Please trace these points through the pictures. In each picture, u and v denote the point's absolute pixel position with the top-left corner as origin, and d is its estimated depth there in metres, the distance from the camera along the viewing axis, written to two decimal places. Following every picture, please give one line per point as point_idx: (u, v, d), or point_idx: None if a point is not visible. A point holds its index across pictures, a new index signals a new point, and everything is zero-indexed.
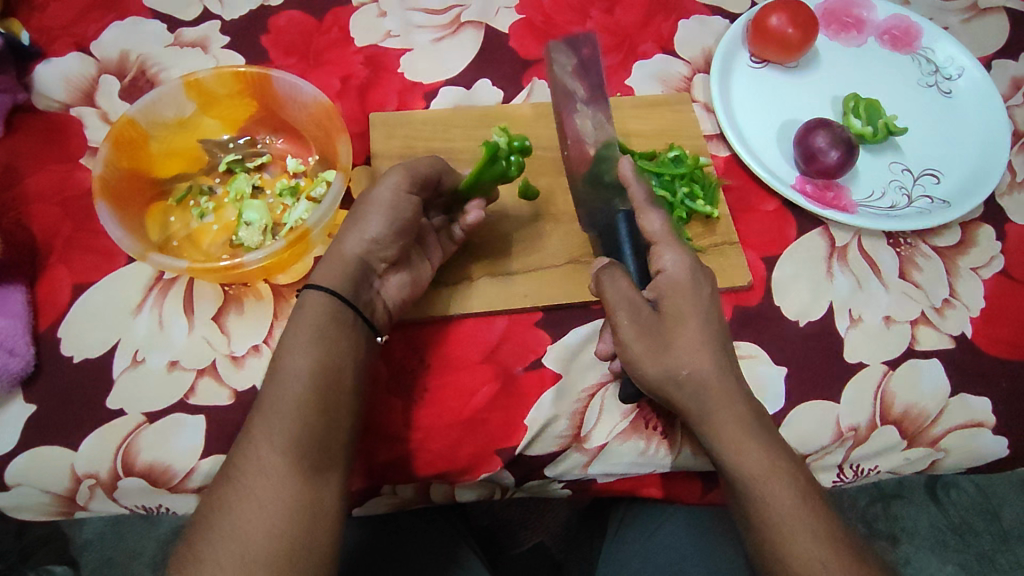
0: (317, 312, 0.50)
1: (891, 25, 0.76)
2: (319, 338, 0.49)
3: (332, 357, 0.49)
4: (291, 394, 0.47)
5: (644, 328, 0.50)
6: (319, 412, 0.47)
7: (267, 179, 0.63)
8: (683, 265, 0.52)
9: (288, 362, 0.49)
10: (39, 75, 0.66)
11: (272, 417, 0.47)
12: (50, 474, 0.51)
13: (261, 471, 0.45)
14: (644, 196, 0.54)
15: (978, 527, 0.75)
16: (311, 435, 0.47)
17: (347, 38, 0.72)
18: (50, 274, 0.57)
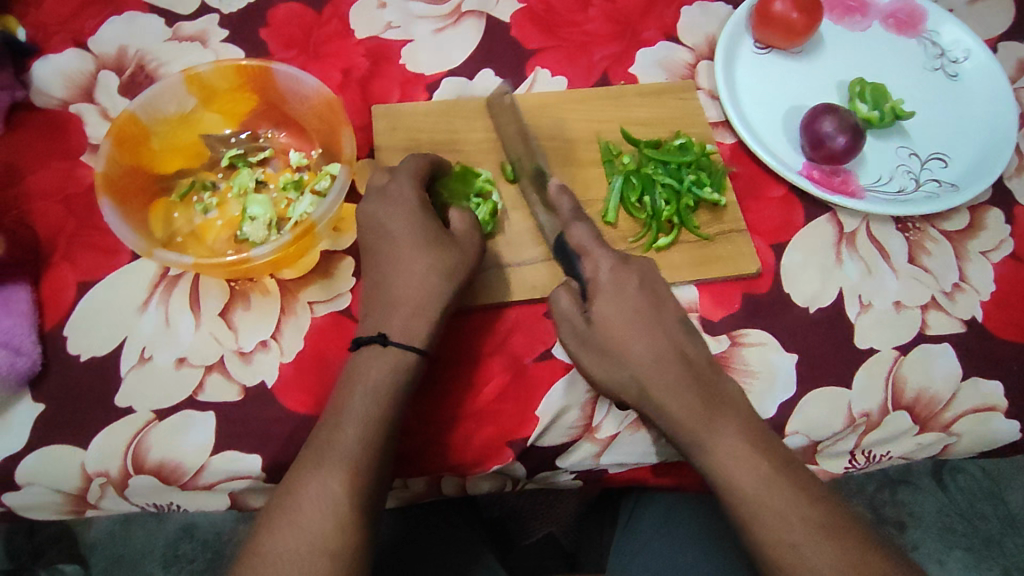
0: (368, 364, 0.49)
1: (896, 8, 0.76)
2: (373, 391, 0.48)
3: (386, 414, 0.48)
4: (345, 448, 0.46)
5: (584, 341, 0.53)
6: (372, 467, 0.46)
7: (270, 174, 0.62)
8: (612, 266, 0.54)
9: (340, 418, 0.48)
10: (37, 72, 0.65)
11: (320, 470, 0.45)
12: (59, 473, 0.51)
13: (304, 527, 0.43)
14: (569, 210, 0.56)
15: (985, 511, 0.75)
16: (360, 490, 0.45)
17: (347, 30, 0.71)
18: (55, 273, 0.57)
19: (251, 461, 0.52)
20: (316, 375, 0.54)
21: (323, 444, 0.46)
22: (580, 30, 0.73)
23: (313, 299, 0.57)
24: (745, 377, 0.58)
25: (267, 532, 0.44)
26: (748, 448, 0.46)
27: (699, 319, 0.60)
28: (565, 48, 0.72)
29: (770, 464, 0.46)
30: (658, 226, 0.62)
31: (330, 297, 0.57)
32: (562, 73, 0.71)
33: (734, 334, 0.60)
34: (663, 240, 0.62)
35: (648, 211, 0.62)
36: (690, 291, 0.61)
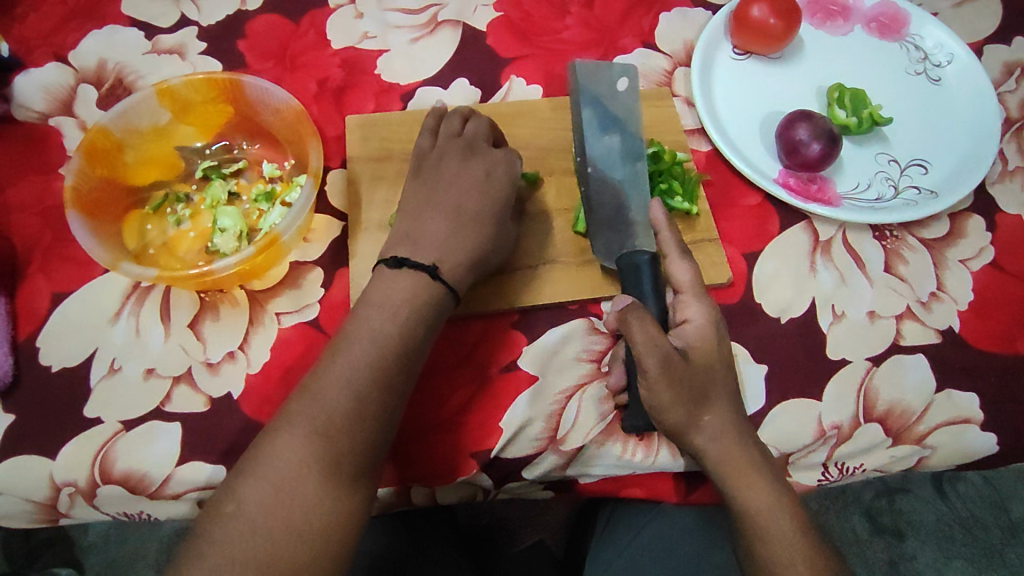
0: (399, 280, 0.51)
1: (878, 12, 0.75)
2: (400, 304, 0.50)
3: (414, 328, 0.50)
4: (368, 350, 0.48)
5: (675, 373, 0.49)
6: (393, 375, 0.48)
7: (243, 185, 0.63)
8: (708, 318, 0.53)
9: (367, 324, 0.49)
10: (19, 87, 0.67)
11: (343, 371, 0.47)
12: (28, 483, 0.51)
13: (322, 418, 0.45)
14: (676, 246, 0.56)
15: (988, 520, 0.73)
16: (378, 391, 0.47)
17: (324, 41, 0.71)
18: (29, 285, 0.58)
19: (217, 471, 0.52)
20: (281, 387, 0.55)
21: (349, 347, 0.48)
22: (556, 38, 0.73)
23: (281, 310, 0.58)
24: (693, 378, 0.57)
25: (285, 422, 0.45)
26: (754, 474, 0.49)
27: None
28: (541, 56, 0.72)
29: (767, 489, 0.49)
30: None
31: (298, 309, 0.58)
32: (538, 81, 0.71)
33: None
34: None
35: None
36: None
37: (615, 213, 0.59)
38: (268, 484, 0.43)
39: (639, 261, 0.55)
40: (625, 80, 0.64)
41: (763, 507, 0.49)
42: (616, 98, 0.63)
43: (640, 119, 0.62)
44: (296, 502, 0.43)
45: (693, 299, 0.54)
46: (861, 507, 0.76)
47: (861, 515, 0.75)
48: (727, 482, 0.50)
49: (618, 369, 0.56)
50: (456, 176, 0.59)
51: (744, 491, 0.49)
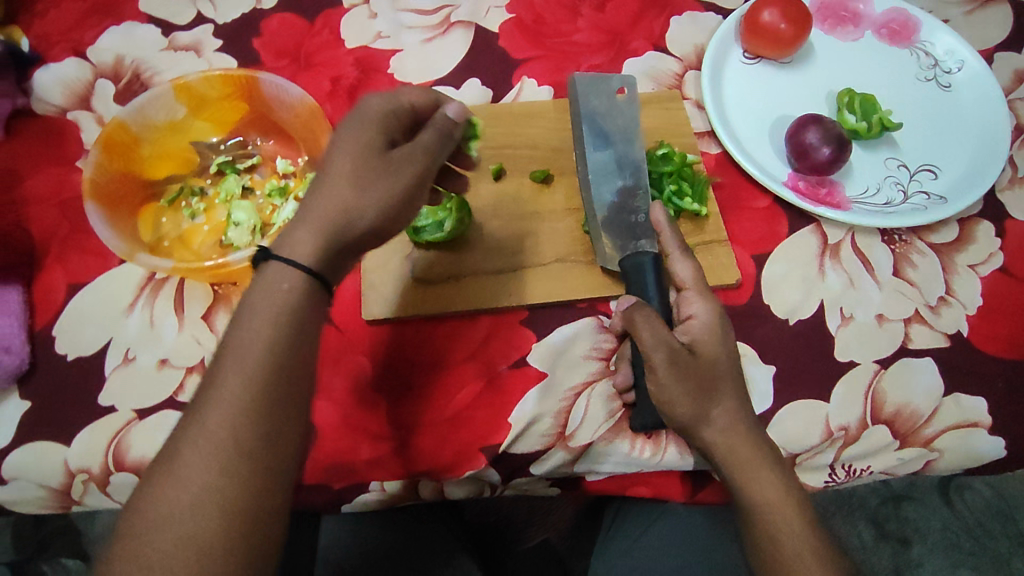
0: (260, 286, 0.41)
1: (888, 19, 0.75)
2: (264, 317, 0.40)
3: (286, 344, 0.40)
4: (233, 384, 0.38)
5: (682, 368, 0.49)
6: (270, 409, 0.39)
7: (257, 180, 0.64)
8: (712, 314, 0.53)
9: (228, 350, 0.39)
10: (38, 81, 0.68)
11: (210, 415, 0.38)
12: (43, 470, 0.52)
13: (192, 479, 0.37)
14: (678, 244, 0.57)
15: None
16: (258, 432, 0.38)
17: (338, 40, 0.72)
18: (47, 275, 0.59)
19: None
20: None
21: (214, 384, 0.39)
22: (568, 40, 0.74)
23: None
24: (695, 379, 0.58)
25: (151, 487, 0.38)
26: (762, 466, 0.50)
27: None
28: (552, 58, 0.73)
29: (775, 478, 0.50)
30: None
31: None
32: (549, 83, 0.72)
33: None
34: None
35: None
36: None
37: (620, 216, 0.60)
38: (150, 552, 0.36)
39: (642, 262, 0.56)
40: (625, 85, 0.64)
41: (769, 497, 0.49)
42: (616, 107, 0.64)
43: (638, 121, 0.63)
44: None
45: (697, 296, 0.54)
46: None
47: None
48: (734, 472, 0.50)
49: (625, 368, 0.57)
50: (328, 141, 0.46)
51: (752, 485, 0.49)
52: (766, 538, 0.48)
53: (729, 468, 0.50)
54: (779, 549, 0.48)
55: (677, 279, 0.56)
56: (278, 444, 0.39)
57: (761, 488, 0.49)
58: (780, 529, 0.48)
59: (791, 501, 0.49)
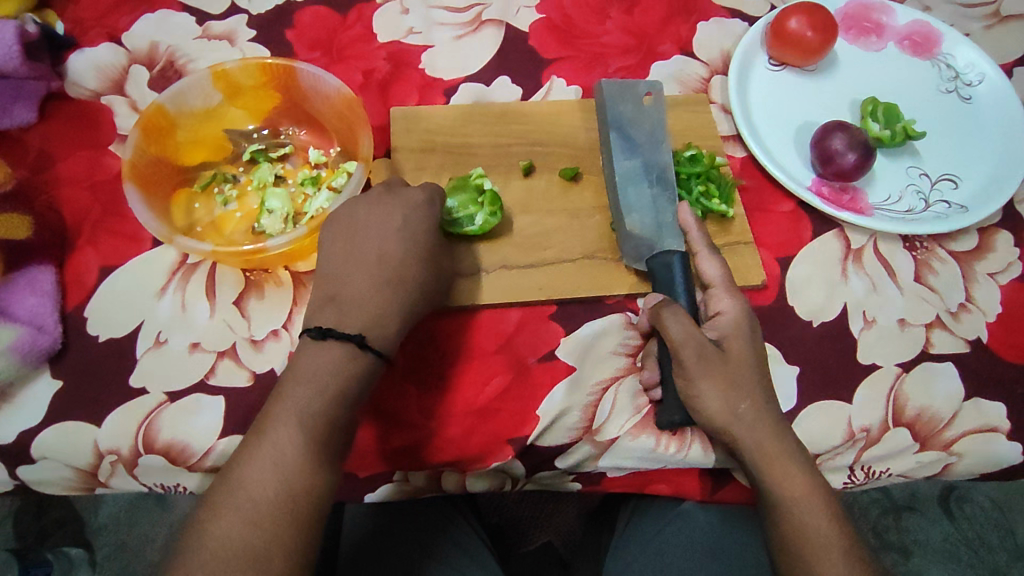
0: (319, 357, 0.48)
1: (911, 31, 0.76)
2: (324, 386, 0.47)
3: (339, 412, 0.47)
4: (287, 453, 0.45)
5: (711, 364, 0.51)
6: (326, 466, 0.46)
7: (289, 169, 0.64)
8: (740, 310, 0.55)
9: (289, 412, 0.46)
10: (72, 64, 0.68)
11: (269, 467, 0.45)
12: (73, 449, 0.52)
13: (257, 521, 0.43)
14: (705, 244, 0.58)
15: (993, 541, 0.84)
16: (315, 485, 0.45)
17: (370, 34, 0.73)
18: (78, 256, 0.59)
19: None
20: None
21: (271, 441, 0.45)
22: (596, 41, 0.75)
23: None
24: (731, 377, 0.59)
25: (213, 525, 0.43)
26: (791, 461, 0.50)
27: None
28: (581, 59, 0.74)
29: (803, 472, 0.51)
30: None
31: None
32: (577, 83, 0.72)
33: None
34: None
35: None
36: None
37: (648, 215, 0.60)
38: None
39: (672, 260, 0.57)
40: (652, 90, 0.66)
41: (798, 491, 0.50)
42: (641, 112, 0.65)
43: (664, 123, 0.64)
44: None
45: (725, 292, 0.56)
46: (869, 523, 0.85)
47: (870, 530, 0.84)
48: (761, 467, 0.50)
49: (652, 365, 0.57)
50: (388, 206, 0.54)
51: (780, 479, 0.50)
52: (790, 527, 0.49)
53: (758, 463, 0.50)
54: (807, 542, 0.49)
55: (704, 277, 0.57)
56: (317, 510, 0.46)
57: (790, 482, 0.50)
58: (807, 521, 0.49)
59: (818, 496, 0.50)
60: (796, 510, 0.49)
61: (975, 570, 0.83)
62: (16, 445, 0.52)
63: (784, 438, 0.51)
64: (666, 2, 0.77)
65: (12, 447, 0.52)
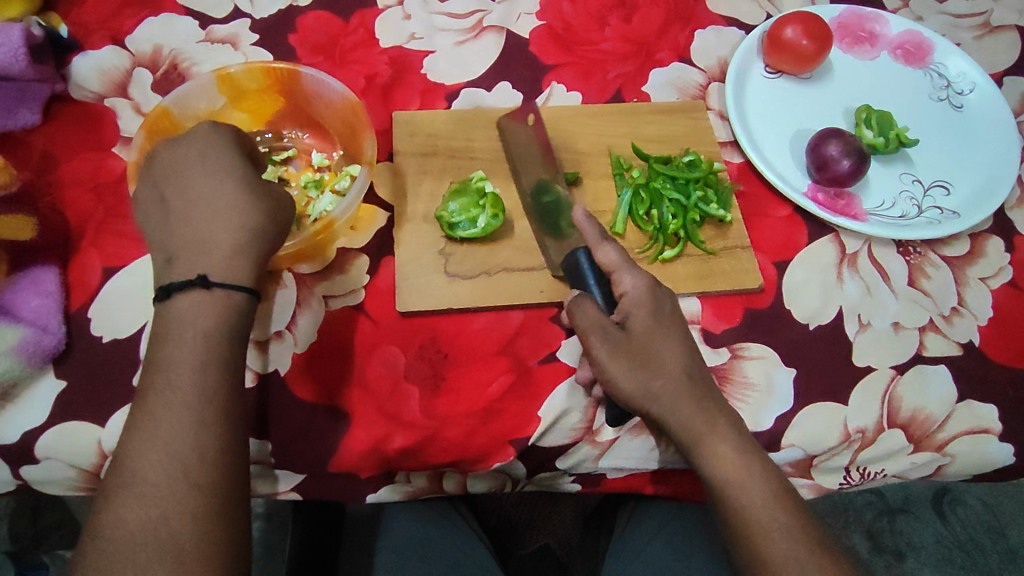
0: (190, 313, 0.46)
1: (904, 40, 0.78)
2: (202, 338, 0.45)
3: (219, 361, 0.45)
4: (176, 408, 0.43)
5: (617, 346, 0.52)
6: (217, 419, 0.43)
7: (292, 173, 0.64)
8: (646, 288, 0.55)
9: (168, 371, 0.44)
10: (75, 67, 0.68)
11: (155, 434, 0.42)
12: (77, 449, 0.52)
13: (150, 494, 0.41)
14: (597, 232, 0.58)
15: (986, 544, 0.85)
16: (207, 442, 0.43)
17: (373, 39, 0.74)
18: (82, 258, 0.59)
19: (263, 447, 0.54)
20: (327, 365, 0.57)
21: (154, 406, 0.43)
22: (596, 48, 0.76)
23: (328, 294, 0.60)
24: (745, 389, 0.59)
25: (109, 504, 0.41)
26: (725, 438, 0.50)
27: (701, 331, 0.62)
28: (580, 65, 0.75)
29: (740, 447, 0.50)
30: (665, 239, 0.64)
31: (343, 293, 0.60)
32: (577, 89, 0.73)
33: (735, 347, 0.61)
34: (669, 252, 0.63)
35: (655, 224, 0.64)
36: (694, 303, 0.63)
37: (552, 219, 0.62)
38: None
39: (573, 258, 0.57)
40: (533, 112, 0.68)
41: (733, 470, 0.49)
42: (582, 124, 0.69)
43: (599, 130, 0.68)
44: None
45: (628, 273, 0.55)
46: (863, 526, 0.86)
47: (863, 534, 0.86)
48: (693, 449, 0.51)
49: None
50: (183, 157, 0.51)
51: (713, 460, 0.50)
52: (732, 508, 0.49)
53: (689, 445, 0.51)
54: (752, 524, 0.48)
55: (603, 264, 0.57)
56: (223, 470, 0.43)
57: (723, 462, 0.50)
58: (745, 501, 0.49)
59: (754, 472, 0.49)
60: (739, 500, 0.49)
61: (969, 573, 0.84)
62: (19, 445, 0.52)
63: (739, 434, 0.51)
64: (664, 10, 0.78)
65: (15, 448, 0.52)
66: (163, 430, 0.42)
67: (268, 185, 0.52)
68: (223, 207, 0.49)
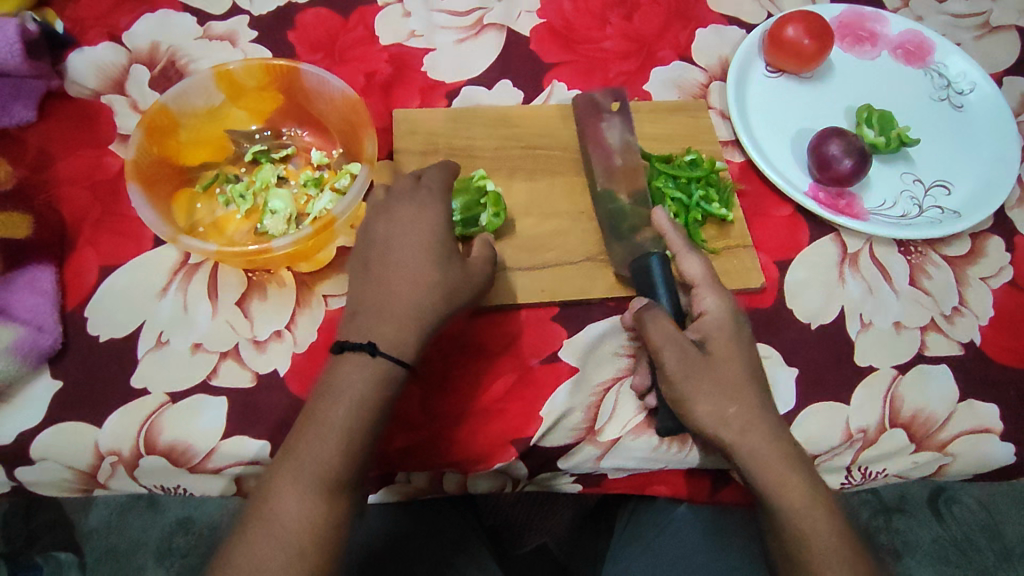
0: (354, 376, 0.49)
1: (904, 40, 0.78)
2: (360, 407, 0.49)
3: (367, 423, 0.49)
4: (322, 461, 0.47)
5: (693, 368, 0.52)
6: (354, 486, 0.48)
7: (291, 171, 0.64)
8: (725, 308, 0.55)
9: (324, 430, 0.48)
10: (71, 63, 0.68)
11: (303, 487, 0.47)
12: (73, 450, 0.52)
13: (285, 536, 0.46)
14: (684, 243, 0.58)
15: (981, 542, 0.85)
16: (340, 497, 0.48)
17: (372, 37, 0.73)
18: (78, 256, 0.59)
19: (262, 448, 0.53)
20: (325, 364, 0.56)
21: (304, 462, 0.47)
22: (597, 47, 0.75)
23: (328, 292, 0.59)
24: None
25: (247, 540, 0.46)
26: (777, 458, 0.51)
27: None
28: (581, 64, 0.74)
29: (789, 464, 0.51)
30: None
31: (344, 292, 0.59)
32: (578, 87, 0.73)
33: None
34: None
35: None
36: None
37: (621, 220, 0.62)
38: None
39: (649, 263, 0.57)
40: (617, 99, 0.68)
41: (778, 482, 0.51)
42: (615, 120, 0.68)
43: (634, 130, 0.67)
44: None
45: (708, 290, 0.55)
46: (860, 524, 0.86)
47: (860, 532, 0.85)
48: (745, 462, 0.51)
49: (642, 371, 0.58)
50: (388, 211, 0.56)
51: (764, 473, 0.51)
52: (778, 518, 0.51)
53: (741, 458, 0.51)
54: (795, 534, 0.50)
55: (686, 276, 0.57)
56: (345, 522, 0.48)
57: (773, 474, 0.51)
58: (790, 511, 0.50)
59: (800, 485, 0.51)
60: (794, 513, 0.50)
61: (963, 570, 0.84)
62: (15, 446, 0.51)
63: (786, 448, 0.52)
64: (665, 8, 0.78)
65: (9, 449, 0.51)
66: (309, 480, 0.47)
67: (464, 266, 0.54)
68: (415, 268, 0.53)
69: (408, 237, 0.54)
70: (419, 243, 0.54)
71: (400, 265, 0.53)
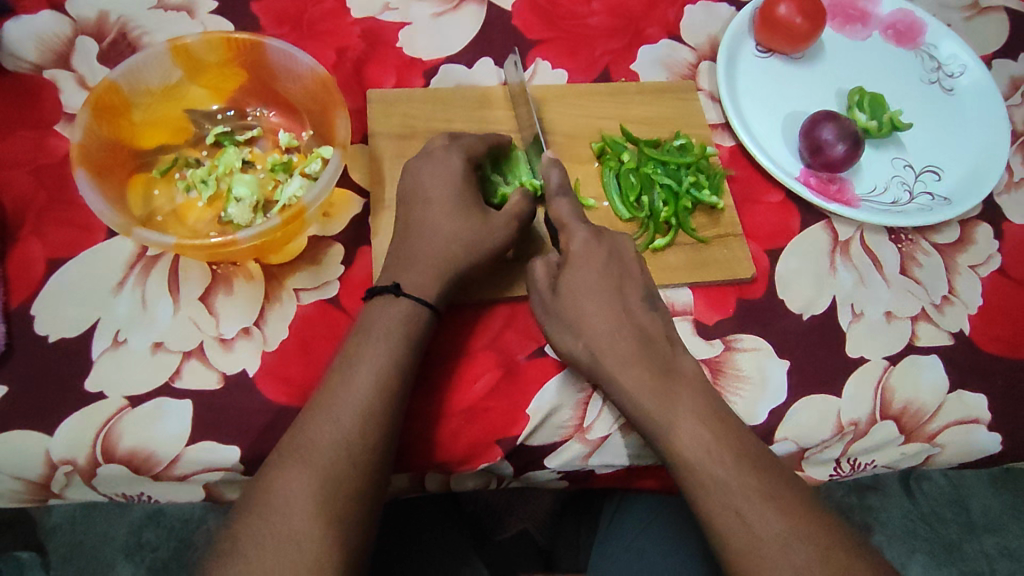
0: (381, 314, 0.50)
1: (895, 20, 0.76)
2: (388, 338, 0.49)
3: (403, 358, 0.49)
4: (357, 387, 0.47)
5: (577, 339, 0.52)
6: (385, 409, 0.47)
7: (257, 154, 0.60)
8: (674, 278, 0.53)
9: (352, 360, 0.48)
10: (9, 33, 0.62)
11: (333, 413, 0.46)
12: (22, 460, 0.48)
13: (316, 459, 0.44)
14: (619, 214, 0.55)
15: (948, 516, 0.81)
16: (375, 425, 0.46)
17: (343, 9, 0.68)
18: (22, 247, 0.54)
19: (231, 453, 0.49)
20: (300, 366, 0.53)
21: (335, 388, 0.47)
22: (581, 23, 0.71)
23: (300, 286, 0.55)
24: (738, 382, 0.57)
25: (277, 466, 0.44)
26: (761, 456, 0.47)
27: (695, 322, 0.60)
28: (566, 40, 0.70)
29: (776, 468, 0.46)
30: (656, 227, 0.61)
31: (317, 285, 0.56)
32: (563, 66, 0.70)
33: (729, 338, 0.59)
34: (660, 241, 0.61)
35: (646, 210, 0.61)
36: (685, 293, 0.61)
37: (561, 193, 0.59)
38: (260, 524, 0.42)
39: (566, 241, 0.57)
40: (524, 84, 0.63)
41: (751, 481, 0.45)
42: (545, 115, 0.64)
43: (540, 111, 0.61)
44: (294, 558, 0.41)
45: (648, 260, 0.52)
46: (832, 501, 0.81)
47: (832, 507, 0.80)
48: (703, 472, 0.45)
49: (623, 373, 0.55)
50: (418, 173, 0.56)
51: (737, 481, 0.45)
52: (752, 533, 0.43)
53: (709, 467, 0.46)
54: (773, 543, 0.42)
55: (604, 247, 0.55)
56: (383, 452, 0.46)
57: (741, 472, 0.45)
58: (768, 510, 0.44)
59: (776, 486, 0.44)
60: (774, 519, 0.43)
61: (931, 545, 0.81)
62: None
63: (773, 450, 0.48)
64: None
65: None
66: (342, 405, 0.46)
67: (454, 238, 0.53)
68: (427, 244, 0.53)
69: (435, 200, 0.54)
70: (431, 217, 0.54)
71: (424, 230, 0.54)
